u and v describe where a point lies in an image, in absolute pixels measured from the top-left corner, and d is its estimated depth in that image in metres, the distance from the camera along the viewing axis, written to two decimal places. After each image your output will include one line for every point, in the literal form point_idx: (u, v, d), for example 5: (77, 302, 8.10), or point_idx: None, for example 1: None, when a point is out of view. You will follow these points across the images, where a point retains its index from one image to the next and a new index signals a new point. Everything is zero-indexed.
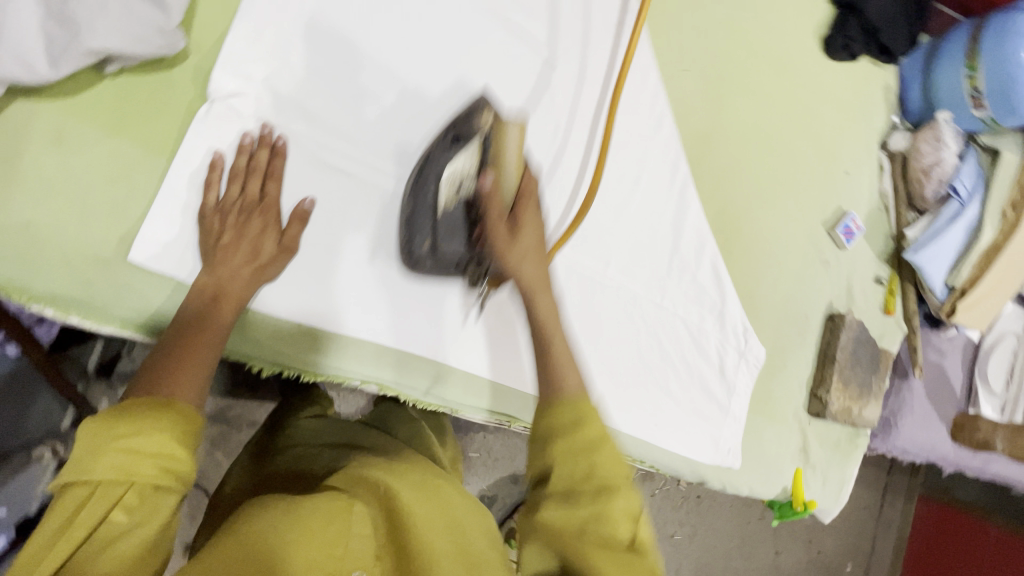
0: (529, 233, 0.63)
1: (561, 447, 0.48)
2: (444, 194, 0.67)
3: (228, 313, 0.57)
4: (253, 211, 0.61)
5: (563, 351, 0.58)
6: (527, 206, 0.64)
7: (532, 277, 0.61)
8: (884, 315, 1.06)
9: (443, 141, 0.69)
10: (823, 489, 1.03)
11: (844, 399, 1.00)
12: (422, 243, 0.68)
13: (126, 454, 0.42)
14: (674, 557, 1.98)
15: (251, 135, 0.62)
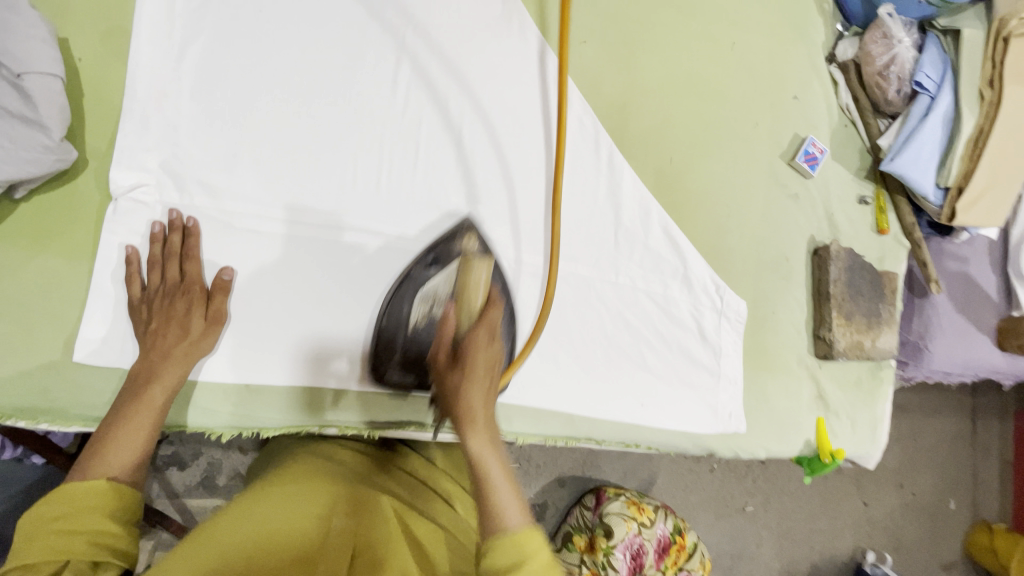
0: (478, 362, 0.57)
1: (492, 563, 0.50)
2: (418, 313, 0.73)
3: (161, 394, 0.61)
4: (175, 293, 0.64)
5: (502, 490, 0.54)
6: (481, 338, 0.58)
7: (475, 413, 0.55)
8: (879, 235, 0.98)
9: (421, 260, 0.74)
10: (853, 434, 0.95)
11: (852, 334, 0.92)
12: (392, 355, 0.73)
13: (58, 535, 0.49)
14: (752, 528, 1.90)
15: (160, 223, 0.66)
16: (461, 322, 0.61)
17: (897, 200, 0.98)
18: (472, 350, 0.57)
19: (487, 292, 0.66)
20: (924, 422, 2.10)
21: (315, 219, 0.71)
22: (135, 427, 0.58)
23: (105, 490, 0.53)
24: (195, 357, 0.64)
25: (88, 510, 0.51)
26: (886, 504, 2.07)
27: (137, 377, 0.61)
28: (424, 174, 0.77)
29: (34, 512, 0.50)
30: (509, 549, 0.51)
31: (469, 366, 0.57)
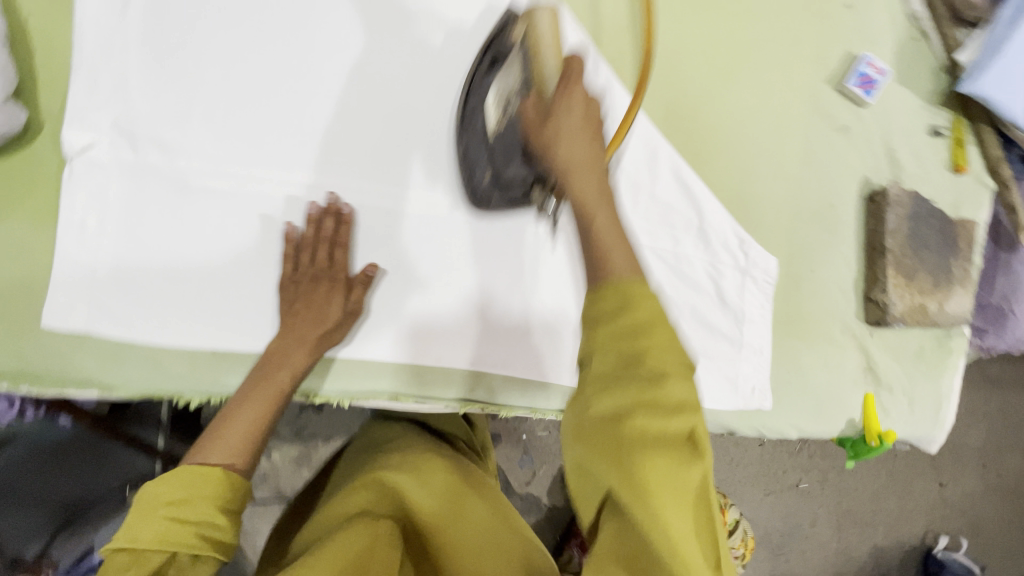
0: (572, 110, 0.49)
1: (604, 331, 0.41)
2: (493, 115, 0.65)
3: (286, 376, 0.62)
4: (323, 277, 0.65)
5: (611, 234, 0.45)
6: (572, 90, 0.49)
7: (579, 160, 0.47)
8: (954, 174, 0.80)
9: (480, 66, 0.66)
10: (910, 413, 0.81)
11: (912, 295, 0.77)
12: (481, 175, 0.67)
13: (164, 521, 0.51)
14: (807, 507, 1.75)
15: (319, 205, 0.66)
16: (541, 92, 0.53)
17: (980, 130, 0.79)
18: (566, 101, 0.49)
19: (558, 48, 0.54)
20: (1016, 396, 1.87)
21: (277, 175, 0.67)
22: (258, 411, 0.60)
23: (218, 478, 0.54)
24: (324, 349, 0.65)
25: (197, 498, 0.52)
26: (965, 485, 1.86)
27: (271, 358, 0.63)
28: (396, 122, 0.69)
29: (148, 490, 0.52)
30: (615, 295, 0.42)
31: (554, 119, 0.48)
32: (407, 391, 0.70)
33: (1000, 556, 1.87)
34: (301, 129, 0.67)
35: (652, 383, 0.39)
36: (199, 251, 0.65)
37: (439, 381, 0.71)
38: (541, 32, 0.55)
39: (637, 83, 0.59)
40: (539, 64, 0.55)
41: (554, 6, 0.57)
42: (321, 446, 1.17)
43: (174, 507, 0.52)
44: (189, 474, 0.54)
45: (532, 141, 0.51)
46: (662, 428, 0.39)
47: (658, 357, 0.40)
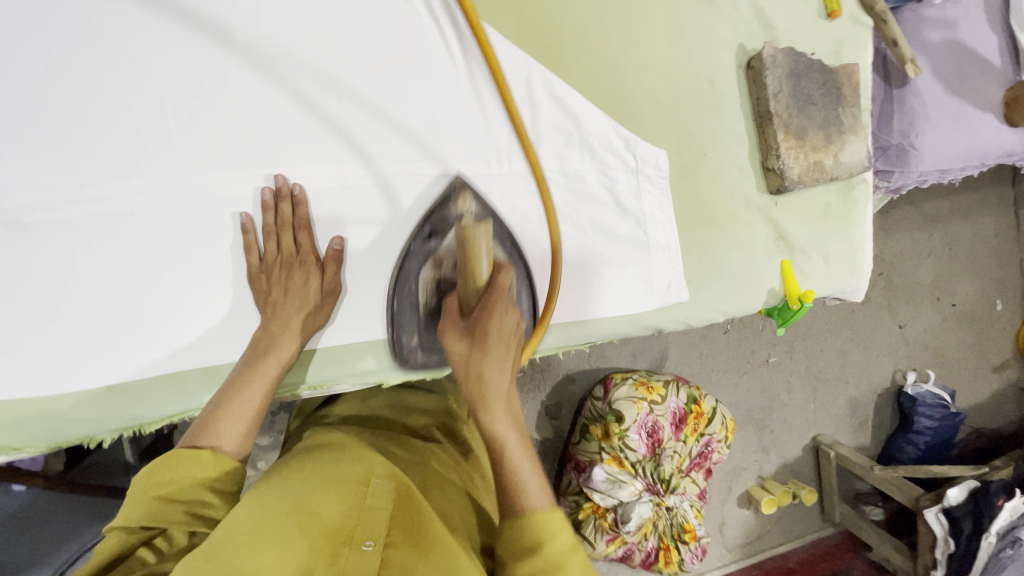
0: (492, 356, 0.58)
1: (521, 540, 0.52)
2: (423, 286, 0.69)
3: (273, 363, 0.62)
4: (293, 263, 0.64)
5: (521, 457, 0.56)
6: (496, 299, 0.61)
7: (495, 404, 0.57)
8: (829, 21, 0.78)
9: (418, 234, 0.68)
10: (826, 271, 0.82)
11: (805, 155, 0.76)
12: (409, 338, 0.69)
13: (161, 500, 0.53)
14: (781, 377, 1.84)
15: (268, 190, 0.64)
16: (467, 294, 0.64)
17: None
18: (484, 320, 0.60)
19: (493, 261, 0.64)
20: (955, 227, 1.93)
21: (119, 189, 0.61)
22: (251, 398, 0.60)
23: (213, 461, 0.56)
24: (313, 328, 0.65)
25: (190, 477, 0.55)
26: (923, 322, 1.95)
27: (260, 342, 0.63)
28: (232, 102, 0.63)
29: (148, 473, 0.54)
30: (534, 530, 0.52)
31: (487, 340, 0.59)
32: (323, 377, 0.68)
33: (966, 378, 2.01)
34: (130, 134, 0.61)
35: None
36: (61, 287, 0.60)
37: (354, 360, 0.69)
38: (480, 249, 0.64)
39: (552, 249, 0.67)
40: (473, 264, 0.64)
41: (490, 211, 0.69)
42: None
43: (167, 488, 0.53)
44: (185, 454, 0.56)
45: (450, 347, 0.61)
46: (544, 564, 0.50)
47: (570, 566, 0.50)
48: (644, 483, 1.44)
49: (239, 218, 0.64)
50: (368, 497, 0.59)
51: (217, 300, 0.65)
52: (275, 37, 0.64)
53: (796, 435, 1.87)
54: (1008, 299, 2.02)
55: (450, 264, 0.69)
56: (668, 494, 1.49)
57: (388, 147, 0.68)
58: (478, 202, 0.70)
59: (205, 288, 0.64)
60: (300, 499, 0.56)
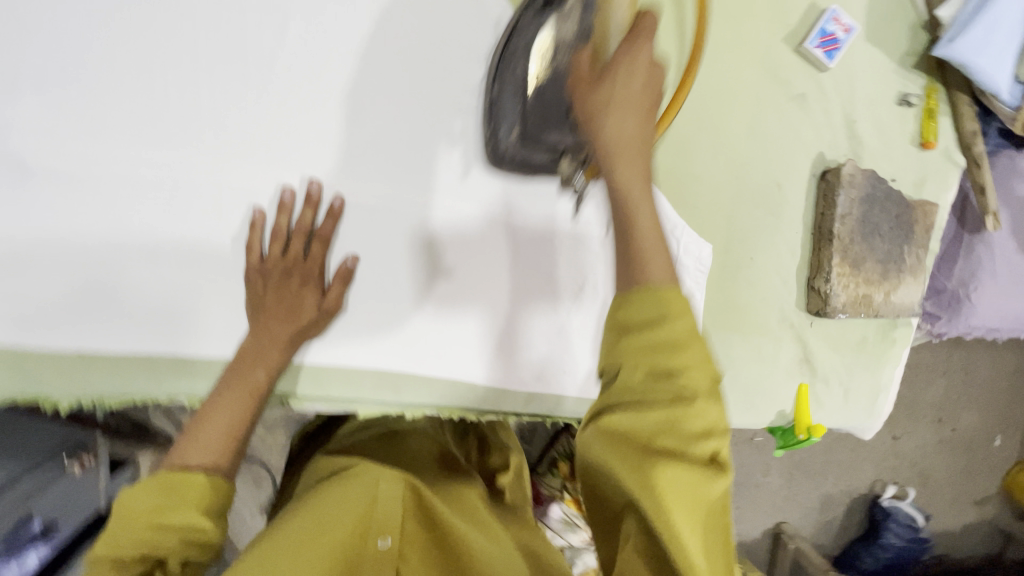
0: (623, 81, 0.43)
1: (632, 343, 0.38)
2: (537, 64, 0.60)
3: (261, 373, 0.58)
4: (294, 271, 0.59)
5: (651, 227, 0.42)
6: (640, 43, 0.43)
7: (624, 141, 0.43)
8: (920, 150, 0.72)
9: (531, 6, 0.59)
10: (841, 405, 0.77)
11: (855, 285, 0.71)
12: (507, 133, 0.63)
13: (147, 529, 0.48)
14: (762, 458, 1.80)
15: (291, 189, 0.59)
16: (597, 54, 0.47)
17: (955, 98, 0.70)
18: (622, 66, 0.43)
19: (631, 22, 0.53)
20: (975, 353, 1.88)
21: (135, 154, 0.57)
22: (234, 413, 0.56)
23: (202, 484, 0.52)
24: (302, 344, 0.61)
25: (180, 504, 0.50)
26: (918, 439, 1.90)
27: (244, 355, 0.58)
28: (276, 92, 0.59)
29: (128, 497, 0.50)
30: (649, 303, 0.39)
31: (615, 78, 0.43)
32: (296, 394, 0.64)
33: (945, 504, 1.96)
34: (159, 99, 0.56)
35: (675, 400, 0.37)
36: (50, 242, 0.56)
37: (332, 384, 0.65)
38: (614, 21, 0.53)
39: (695, 41, 0.53)
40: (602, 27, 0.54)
41: None
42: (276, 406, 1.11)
43: (160, 515, 0.49)
44: (174, 478, 0.51)
45: (576, 101, 0.45)
46: (669, 366, 0.38)
47: (691, 376, 0.38)
48: None
49: (252, 212, 0.60)
50: (379, 497, 0.61)
51: (208, 290, 0.61)
52: (338, 34, 0.60)
53: (761, 516, 1.84)
54: (1007, 437, 1.97)
55: (569, 36, 0.58)
56: None
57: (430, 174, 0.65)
58: None
59: (198, 276, 0.60)
60: (312, 518, 0.57)
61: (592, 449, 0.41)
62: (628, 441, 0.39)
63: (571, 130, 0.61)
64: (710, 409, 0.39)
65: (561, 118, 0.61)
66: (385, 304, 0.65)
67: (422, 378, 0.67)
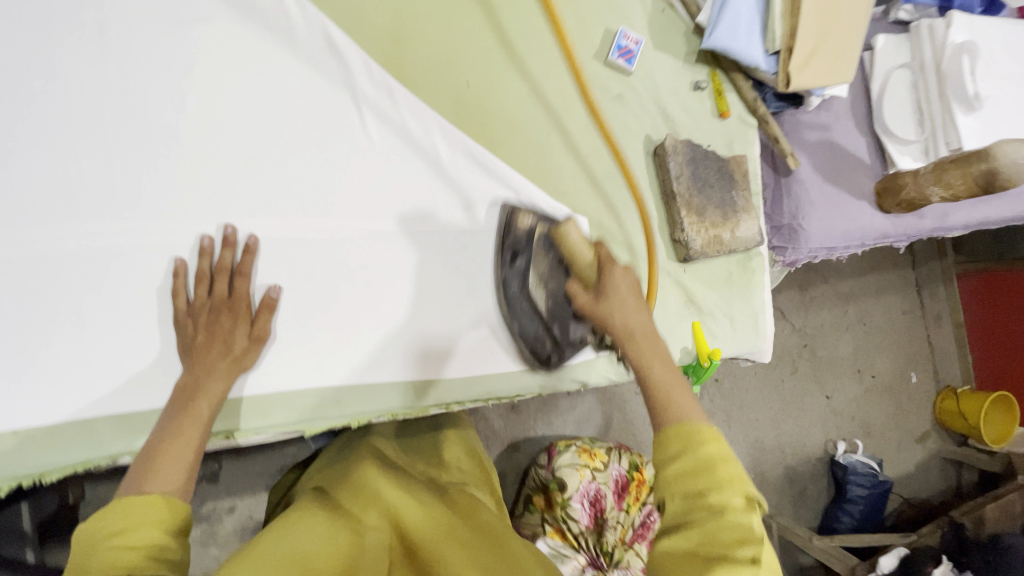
0: (618, 293, 0.67)
1: (673, 473, 0.54)
2: (538, 296, 0.79)
3: (203, 405, 0.63)
4: (222, 309, 0.66)
5: (673, 375, 0.62)
6: (612, 270, 0.68)
7: (646, 349, 0.64)
8: (721, 119, 0.91)
9: (503, 262, 0.79)
10: (733, 333, 0.90)
11: (706, 229, 0.87)
12: (544, 344, 0.80)
13: (113, 549, 0.49)
14: None
15: (209, 237, 0.67)
16: (584, 280, 0.71)
17: (732, 77, 0.91)
18: (610, 284, 0.67)
19: (595, 248, 0.70)
20: (868, 304, 2.09)
21: (59, 231, 0.63)
22: (183, 442, 0.60)
23: (161, 504, 0.54)
24: (238, 372, 0.66)
25: (140, 523, 0.52)
26: (847, 393, 2.06)
27: (186, 389, 0.63)
28: (179, 157, 0.68)
29: (88, 529, 0.51)
30: (681, 440, 0.55)
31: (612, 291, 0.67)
32: (244, 426, 0.68)
33: (894, 449, 2.06)
34: (74, 181, 0.64)
35: (711, 515, 0.51)
36: None
37: (277, 410, 0.69)
38: (574, 243, 0.71)
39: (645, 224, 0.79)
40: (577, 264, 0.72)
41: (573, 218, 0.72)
42: (226, 517, 1.10)
43: (122, 535, 0.50)
44: (137, 500, 0.53)
45: (587, 315, 0.69)
46: (696, 489, 0.52)
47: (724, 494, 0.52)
48: (587, 558, 1.34)
49: (173, 263, 0.67)
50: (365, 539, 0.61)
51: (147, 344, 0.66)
52: (221, 98, 0.69)
53: None
54: (923, 372, 2.12)
55: (546, 268, 0.79)
56: (612, 569, 1.36)
57: (327, 200, 0.73)
58: (528, 211, 0.79)
59: (135, 333, 0.66)
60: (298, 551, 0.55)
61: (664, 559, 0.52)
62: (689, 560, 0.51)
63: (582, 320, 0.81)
64: (747, 515, 0.51)
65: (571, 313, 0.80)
66: (308, 324, 0.72)
67: (362, 386, 0.73)
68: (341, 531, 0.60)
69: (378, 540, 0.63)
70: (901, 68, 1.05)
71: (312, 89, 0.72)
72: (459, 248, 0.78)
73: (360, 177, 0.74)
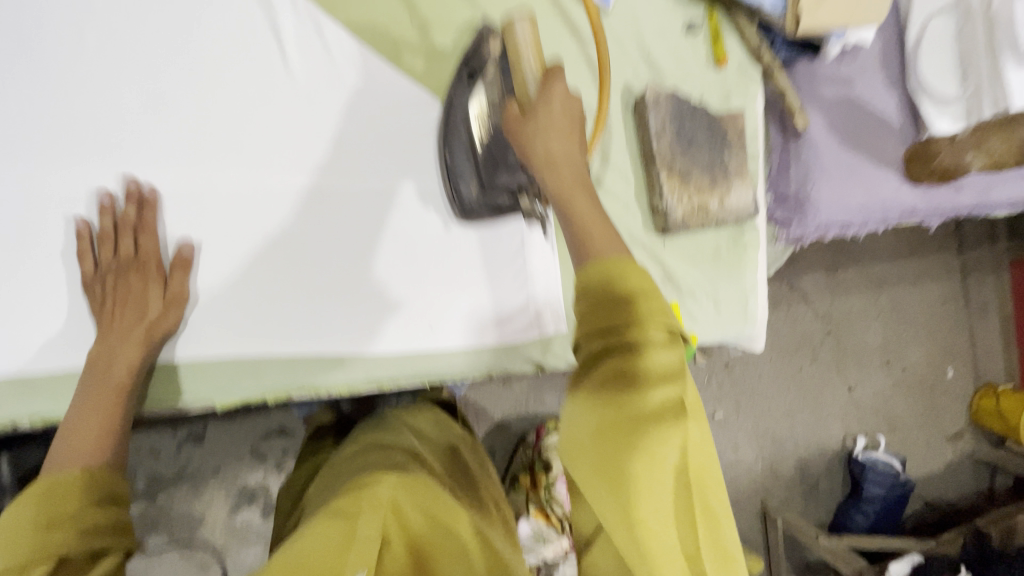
0: (552, 110, 0.56)
1: (598, 313, 0.45)
2: (478, 127, 0.66)
3: (121, 369, 0.57)
4: (128, 270, 0.59)
5: (588, 214, 0.53)
6: (555, 88, 0.56)
7: (567, 181, 0.54)
8: (716, 69, 0.78)
9: (458, 79, 0.67)
10: (718, 317, 0.80)
11: (689, 196, 0.75)
12: (467, 189, 0.68)
13: (38, 529, 0.47)
14: (727, 433, 1.75)
15: (110, 194, 0.60)
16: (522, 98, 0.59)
17: (734, 17, 0.77)
18: (546, 99, 0.56)
19: (541, 60, 0.58)
20: (904, 291, 1.89)
21: None
22: (100, 416, 0.56)
23: (84, 477, 0.52)
24: (156, 340, 0.59)
25: (61, 507, 0.49)
26: (874, 385, 1.88)
27: (96, 363, 0.57)
28: (76, 94, 0.60)
29: (7, 515, 0.48)
30: (597, 271, 0.48)
31: (551, 108, 0.56)
32: (160, 398, 0.62)
33: (921, 449, 1.89)
34: None
35: (630, 353, 0.44)
36: None
37: (183, 384, 0.63)
38: (519, 43, 0.58)
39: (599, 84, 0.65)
40: (520, 71, 0.59)
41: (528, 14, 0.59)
42: (211, 477, 1.08)
43: (47, 515, 0.48)
44: (58, 479, 0.51)
45: (513, 134, 0.58)
46: (621, 325, 0.45)
47: (646, 326, 0.44)
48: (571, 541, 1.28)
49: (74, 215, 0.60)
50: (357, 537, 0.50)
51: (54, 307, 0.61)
52: (124, 30, 0.61)
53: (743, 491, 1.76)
54: (962, 367, 1.92)
55: (497, 94, 0.65)
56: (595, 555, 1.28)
57: (246, 149, 0.64)
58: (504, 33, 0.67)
59: (36, 290, 0.60)
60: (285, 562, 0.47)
61: (581, 424, 0.46)
62: (608, 421, 0.44)
63: (519, 171, 0.66)
64: (668, 352, 0.45)
65: (508, 159, 0.66)
66: (219, 287, 0.64)
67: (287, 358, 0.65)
68: (329, 535, 0.50)
69: (373, 528, 0.52)
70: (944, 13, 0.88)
71: (231, 21, 0.64)
72: (399, 210, 0.69)
73: (285, 125, 0.65)
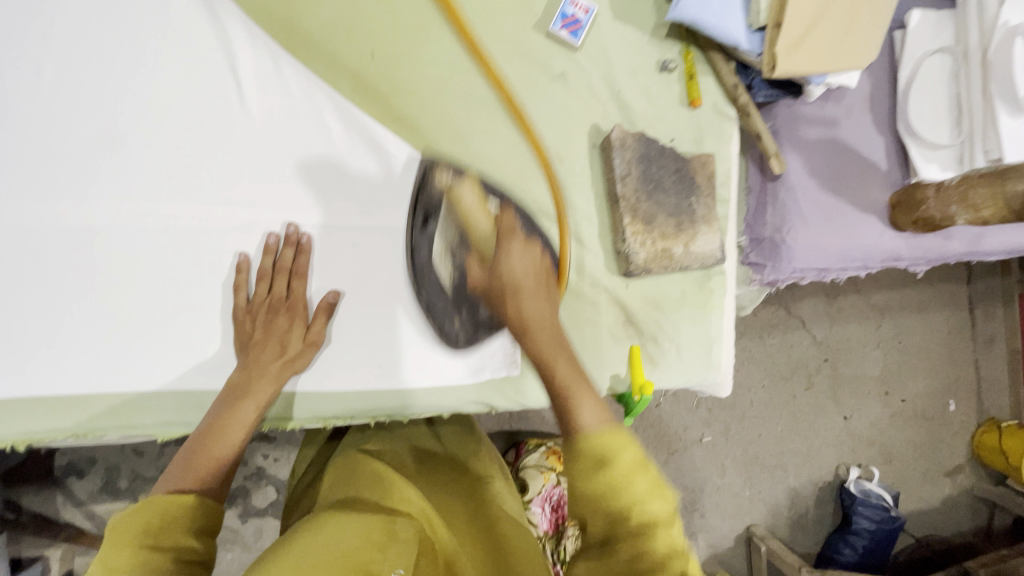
0: (512, 266, 0.53)
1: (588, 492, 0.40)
2: (444, 269, 0.66)
3: (268, 386, 0.62)
4: (280, 308, 0.64)
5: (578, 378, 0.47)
6: (510, 238, 0.54)
7: (548, 342, 0.50)
8: (690, 109, 0.76)
9: (415, 224, 0.66)
10: (679, 364, 0.78)
11: (651, 241, 0.73)
12: (452, 324, 0.68)
13: (141, 548, 0.45)
14: (713, 463, 1.61)
15: (275, 236, 0.65)
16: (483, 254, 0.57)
17: (709, 58, 0.76)
18: (507, 258, 0.53)
19: (491, 214, 0.58)
20: (907, 321, 1.71)
21: None
22: (225, 437, 0.59)
23: (190, 505, 0.51)
24: (287, 379, 0.64)
25: (170, 523, 0.49)
26: (868, 416, 1.70)
27: (237, 388, 0.62)
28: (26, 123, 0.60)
29: (121, 522, 0.47)
30: (603, 472, 0.40)
31: (513, 276, 0.52)
32: (92, 426, 0.61)
33: (914, 485, 1.71)
34: None
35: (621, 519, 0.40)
36: None
37: (131, 413, 0.62)
38: (467, 205, 0.60)
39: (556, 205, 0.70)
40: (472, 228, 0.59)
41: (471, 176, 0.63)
42: None
43: (153, 534, 0.47)
44: (171, 501, 0.50)
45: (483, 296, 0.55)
46: (616, 496, 0.40)
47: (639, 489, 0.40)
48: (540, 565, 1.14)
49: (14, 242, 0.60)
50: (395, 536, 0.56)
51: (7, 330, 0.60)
52: (81, 60, 0.61)
53: (727, 522, 1.63)
54: (964, 402, 1.74)
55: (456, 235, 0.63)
56: None
57: (196, 181, 0.64)
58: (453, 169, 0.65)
59: None
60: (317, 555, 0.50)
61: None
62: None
63: None
64: (660, 508, 0.40)
65: None
66: (166, 321, 0.63)
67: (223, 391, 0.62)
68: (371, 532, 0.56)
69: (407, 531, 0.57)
70: (940, 53, 0.85)
71: (190, 54, 0.64)
72: (350, 246, 0.68)
73: (238, 157, 0.65)
